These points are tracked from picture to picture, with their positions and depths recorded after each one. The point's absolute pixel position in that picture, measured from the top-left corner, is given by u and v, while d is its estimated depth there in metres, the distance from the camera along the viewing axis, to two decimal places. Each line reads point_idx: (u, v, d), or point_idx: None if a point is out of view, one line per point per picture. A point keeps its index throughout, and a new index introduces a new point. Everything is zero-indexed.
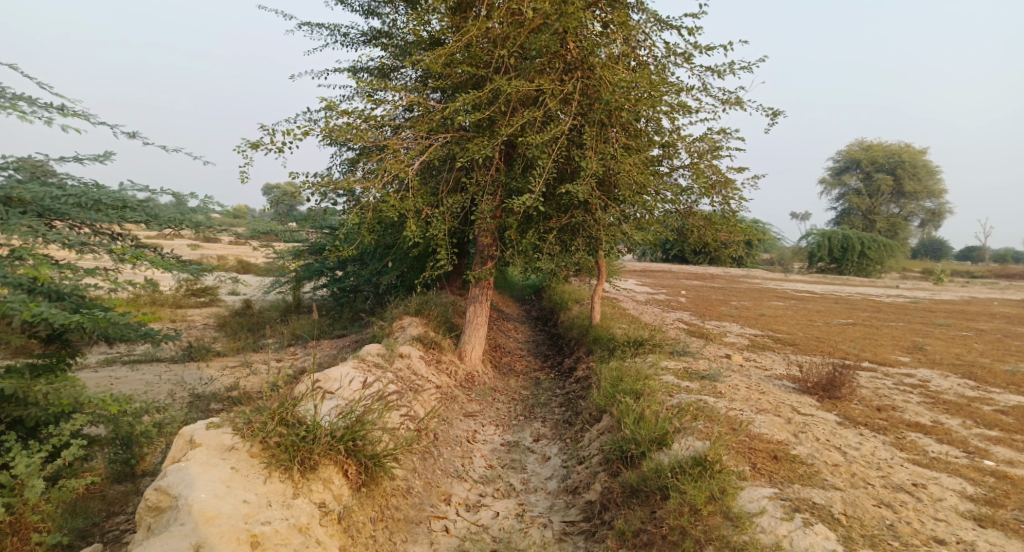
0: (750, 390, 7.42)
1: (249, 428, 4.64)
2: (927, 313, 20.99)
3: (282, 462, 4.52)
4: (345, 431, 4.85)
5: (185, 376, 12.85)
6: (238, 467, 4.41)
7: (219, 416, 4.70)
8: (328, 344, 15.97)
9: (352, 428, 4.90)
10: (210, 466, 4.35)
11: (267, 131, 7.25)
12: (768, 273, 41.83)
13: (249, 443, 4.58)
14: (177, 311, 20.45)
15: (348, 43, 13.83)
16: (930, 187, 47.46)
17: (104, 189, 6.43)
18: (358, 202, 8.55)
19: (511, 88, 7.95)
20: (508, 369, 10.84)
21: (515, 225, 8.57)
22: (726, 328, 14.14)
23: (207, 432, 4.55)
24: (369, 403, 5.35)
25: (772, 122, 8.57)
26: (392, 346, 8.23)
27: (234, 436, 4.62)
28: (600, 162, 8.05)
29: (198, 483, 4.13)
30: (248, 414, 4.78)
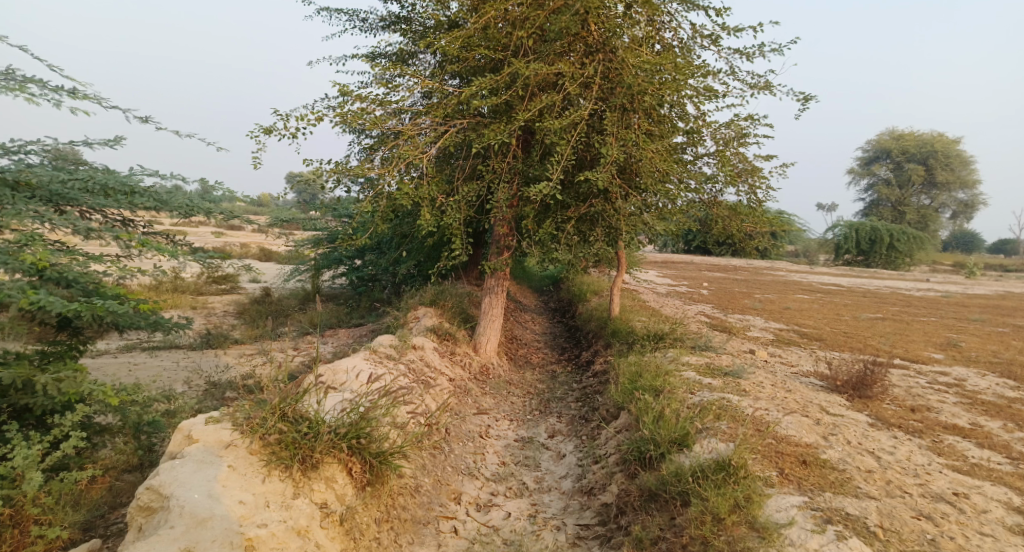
0: (775, 387, 7.11)
1: (249, 424, 4.50)
2: (960, 308, 20.29)
3: (282, 460, 4.38)
4: (349, 427, 4.68)
5: (203, 363, 12.87)
6: (236, 465, 4.27)
7: (219, 411, 4.58)
8: (345, 333, 15.90)
9: (356, 425, 4.74)
10: (206, 463, 4.22)
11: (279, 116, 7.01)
12: (792, 265, 41.04)
13: (248, 440, 4.44)
14: (198, 298, 20.59)
15: (367, 29, 13.62)
16: (964, 178, 46.07)
17: (114, 174, 6.31)
18: (373, 188, 8.34)
19: (530, 72, 7.67)
20: (525, 362, 10.62)
21: (532, 214, 8.33)
22: (751, 322, 13.76)
23: (205, 428, 4.43)
24: (376, 399, 5.19)
25: (803, 107, 8.19)
26: (405, 338, 8.06)
27: (233, 433, 4.49)
28: (621, 149, 7.75)
29: (190, 484, 4.00)
30: (249, 409, 4.65)
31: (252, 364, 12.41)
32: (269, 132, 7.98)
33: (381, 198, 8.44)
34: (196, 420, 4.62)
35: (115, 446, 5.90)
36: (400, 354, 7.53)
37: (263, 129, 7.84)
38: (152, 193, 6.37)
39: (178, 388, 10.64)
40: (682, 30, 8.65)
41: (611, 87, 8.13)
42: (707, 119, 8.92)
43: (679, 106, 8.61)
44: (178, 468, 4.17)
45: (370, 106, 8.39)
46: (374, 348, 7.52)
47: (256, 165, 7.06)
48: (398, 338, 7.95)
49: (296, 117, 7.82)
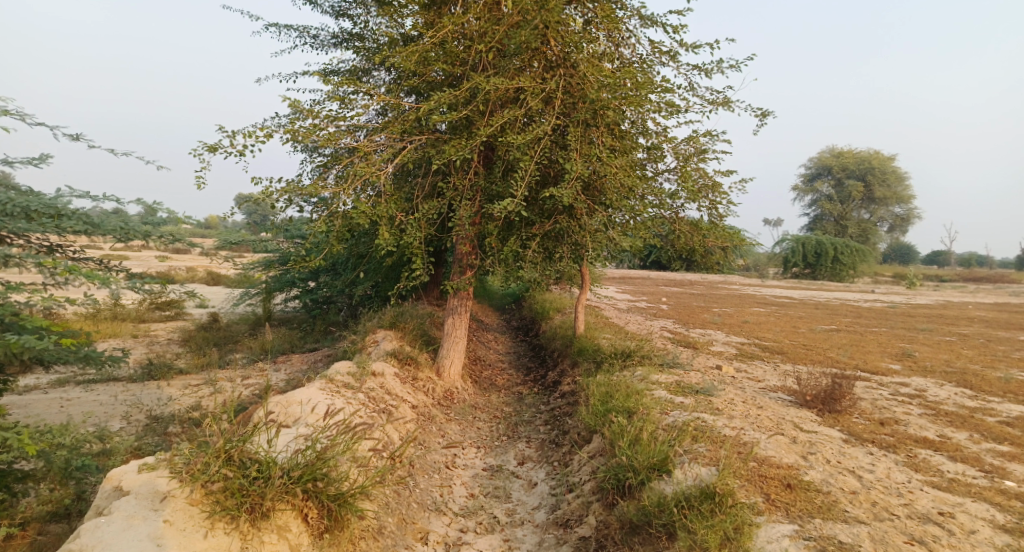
0: (746, 405, 6.99)
1: (189, 470, 4.02)
2: (907, 318, 20.89)
3: (227, 510, 3.95)
4: (304, 469, 4.27)
5: (144, 395, 12.11)
6: (173, 519, 3.81)
7: (155, 456, 4.15)
8: (299, 359, 15.27)
9: (313, 465, 4.33)
10: (138, 519, 3.79)
11: (225, 134, 6.81)
12: (744, 279, 41.97)
13: (188, 488, 3.98)
14: (140, 326, 19.57)
15: (318, 46, 13.28)
16: (900, 193, 48.18)
17: (42, 195, 5.85)
18: (328, 208, 7.97)
19: (490, 86, 7.46)
20: (489, 384, 10.29)
21: (495, 232, 8.09)
22: (712, 337, 13.79)
23: (137, 477, 4.02)
24: (336, 434, 4.80)
25: (761, 122, 8.23)
26: (365, 364, 7.65)
27: (171, 480, 4.05)
28: (586, 164, 7.60)
29: (116, 546, 3.58)
30: (190, 452, 4.20)
31: (198, 395, 11.73)
32: (213, 150, 7.61)
33: (336, 217, 8.06)
34: (131, 467, 4.21)
35: (40, 495, 5.34)
36: (359, 380, 7.14)
37: (207, 146, 7.49)
38: (85, 214, 5.90)
39: (117, 424, 9.93)
40: (642, 46, 8.63)
41: (573, 102, 8.01)
42: (668, 134, 8.89)
43: (641, 121, 8.55)
44: (105, 526, 3.73)
45: (323, 121, 8.05)
46: (332, 376, 7.10)
47: (201, 187, 6.91)
48: (356, 364, 7.55)
49: (242, 134, 7.42)
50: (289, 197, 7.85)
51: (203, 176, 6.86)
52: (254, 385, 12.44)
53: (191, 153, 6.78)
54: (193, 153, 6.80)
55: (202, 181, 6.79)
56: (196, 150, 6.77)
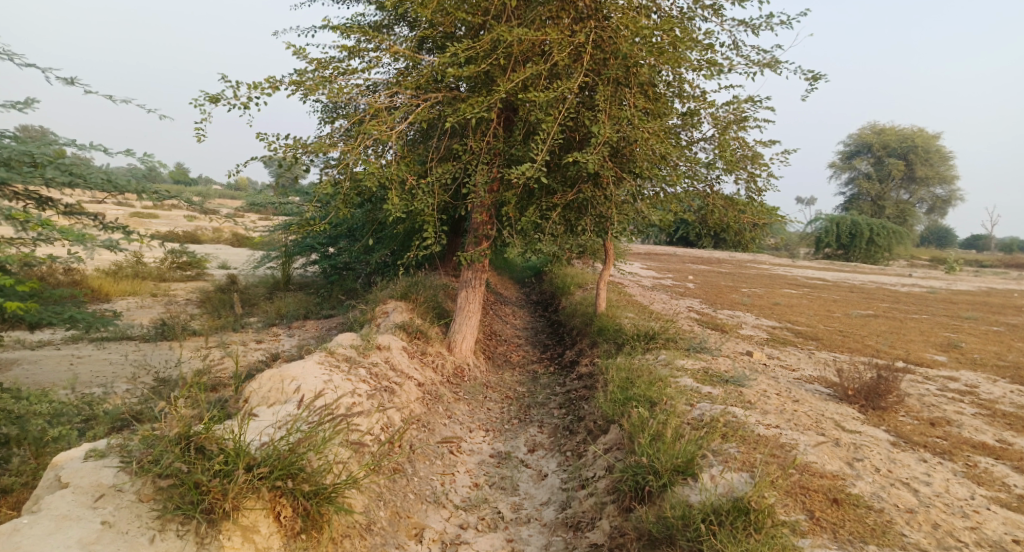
0: (781, 398, 6.37)
1: (139, 463, 3.77)
2: (950, 305, 19.76)
3: (182, 509, 3.62)
4: (276, 463, 3.87)
5: (154, 356, 11.90)
6: (112, 521, 3.55)
7: (104, 447, 3.96)
8: (313, 326, 14.97)
9: (287, 459, 3.93)
10: (71, 519, 3.50)
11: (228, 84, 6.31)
12: (773, 259, 40.74)
13: (138, 483, 3.72)
14: (160, 286, 19.48)
15: (339, 0, 12.67)
16: (943, 174, 46.08)
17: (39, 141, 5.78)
18: (333, 171, 7.44)
19: (513, 37, 6.78)
20: (504, 362, 9.80)
21: (513, 200, 7.49)
22: (741, 319, 13.06)
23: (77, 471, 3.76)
24: (320, 420, 4.37)
25: (811, 87, 7.38)
26: (370, 336, 7.20)
27: (116, 476, 3.80)
28: (615, 128, 6.92)
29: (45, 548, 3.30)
30: (146, 441, 3.88)
31: (208, 360, 11.47)
32: (215, 101, 7.18)
33: (342, 179, 7.52)
34: (72, 461, 3.95)
35: (13, 466, 5.00)
36: (363, 355, 6.70)
37: (209, 97, 7.09)
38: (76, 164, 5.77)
39: (122, 386, 9.70)
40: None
41: (605, 57, 7.29)
42: (706, 98, 8.14)
43: (677, 81, 7.80)
44: (32, 526, 3.43)
45: (333, 74, 7.47)
46: (334, 348, 6.66)
47: (203, 140, 6.39)
48: (361, 336, 7.09)
49: (246, 86, 6.96)
50: (295, 157, 7.35)
51: (203, 129, 6.46)
52: (264, 352, 12.14)
53: (191, 103, 6.36)
54: (194, 103, 6.43)
55: (201, 133, 6.38)
56: (197, 100, 6.38)
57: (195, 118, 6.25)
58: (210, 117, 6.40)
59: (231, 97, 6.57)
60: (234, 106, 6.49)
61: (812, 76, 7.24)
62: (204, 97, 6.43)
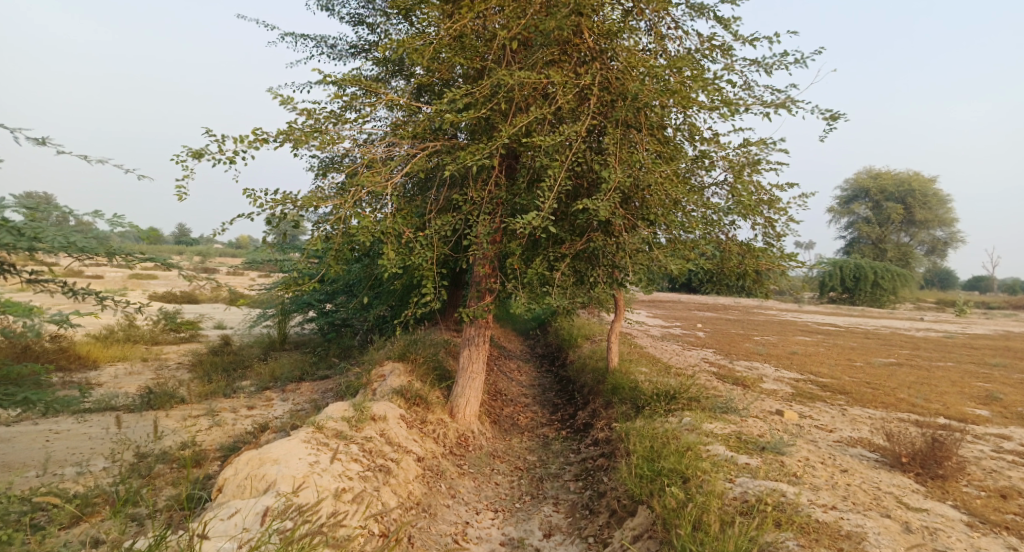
0: (827, 469, 5.66)
1: None
2: (970, 350, 18.97)
3: None
4: None
5: (137, 427, 11.15)
6: None
7: None
8: (309, 389, 14.22)
9: None
10: None
11: (214, 139, 5.88)
12: (778, 305, 40.14)
13: None
14: (152, 349, 18.82)
15: (335, 56, 12.51)
16: (943, 216, 45.90)
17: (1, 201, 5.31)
18: (323, 226, 6.93)
19: (514, 80, 6.34)
20: (511, 425, 9.06)
21: (518, 252, 6.93)
22: (760, 371, 12.33)
23: None
24: (296, 528, 3.73)
25: (831, 125, 6.91)
26: (364, 405, 6.53)
27: None
28: (626, 172, 6.41)
29: None
30: None
31: (195, 431, 10.73)
32: (198, 155, 6.75)
33: (333, 235, 6.99)
34: None
35: None
36: (356, 428, 6.02)
37: (192, 152, 6.68)
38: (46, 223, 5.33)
39: (99, 464, 8.94)
40: (690, 38, 7.47)
41: (612, 98, 6.81)
42: (718, 141, 7.67)
43: (688, 123, 7.34)
44: None
45: (325, 124, 7.02)
46: (325, 421, 6.00)
47: (184, 197, 5.86)
48: (354, 404, 6.43)
49: (231, 139, 6.53)
50: (284, 211, 6.86)
51: (183, 186, 5.91)
52: (256, 420, 11.39)
53: (172, 159, 5.87)
54: (175, 160, 5.92)
55: (180, 191, 5.83)
56: (179, 156, 5.86)
57: (174, 176, 5.68)
58: (192, 174, 5.84)
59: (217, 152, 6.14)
60: (219, 161, 5.98)
61: (831, 114, 6.75)
62: (186, 152, 5.97)
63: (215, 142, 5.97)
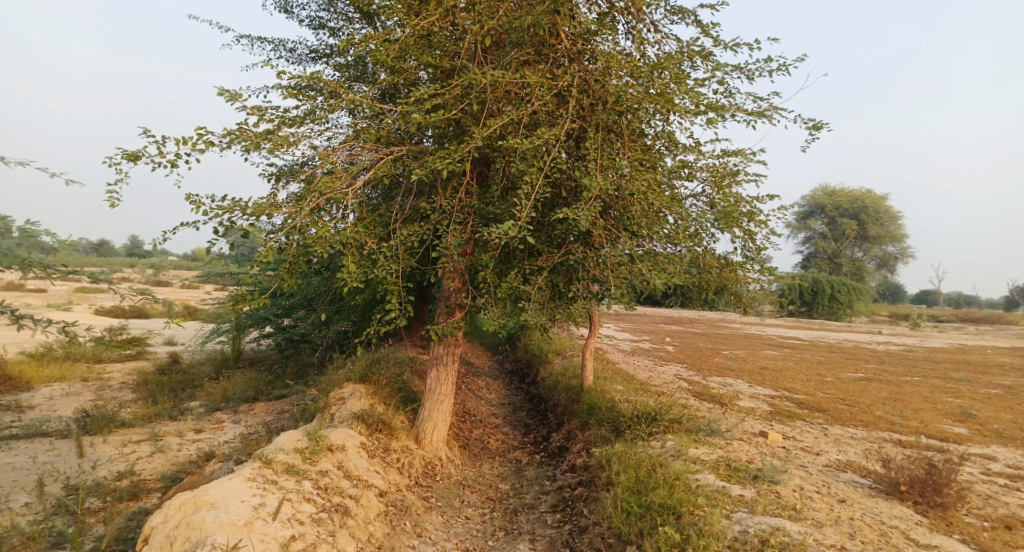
0: (824, 499, 5.28)
1: None
2: (932, 365, 19.13)
3: None
4: None
5: (70, 454, 10.21)
6: None
7: None
8: (263, 410, 13.37)
9: None
10: None
11: (152, 139, 5.68)
12: (740, 318, 40.50)
13: None
14: (94, 368, 17.62)
15: (294, 60, 11.93)
16: (895, 232, 47.19)
17: None
18: (277, 235, 6.29)
19: (487, 79, 5.87)
20: (482, 449, 8.49)
21: (491, 265, 6.42)
22: (734, 388, 12.05)
23: None
24: None
25: (814, 136, 6.63)
26: (320, 433, 5.90)
27: None
28: (608, 179, 5.98)
29: None
30: None
31: (135, 459, 9.87)
32: (133, 157, 6.07)
33: (285, 245, 6.35)
34: None
35: None
36: (310, 462, 5.40)
37: (127, 154, 6.01)
38: None
39: (22, 499, 8.05)
40: (669, 42, 7.14)
41: (592, 102, 6.39)
42: (698, 151, 7.32)
43: (668, 131, 6.98)
44: None
45: (279, 125, 6.44)
46: (275, 453, 5.37)
47: (116, 205, 5.68)
48: (308, 432, 5.79)
49: (173, 141, 6.09)
50: (230, 219, 6.23)
51: (116, 193, 5.69)
52: (203, 446, 10.55)
53: (105, 164, 5.68)
54: (109, 166, 5.76)
55: (114, 198, 5.65)
56: (113, 160, 5.70)
57: (106, 182, 5.53)
58: (126, 178, 5.68)
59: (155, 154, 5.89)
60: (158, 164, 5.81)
61: (815, 124, 6.45)
62: (120, 157, 5.82)
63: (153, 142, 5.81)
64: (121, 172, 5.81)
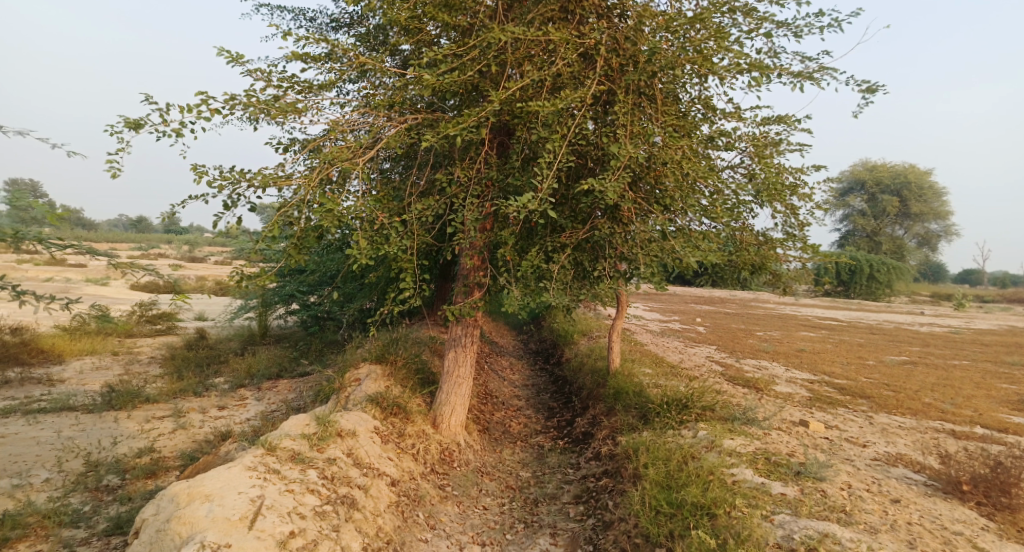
0: (876, 499, 4.81)
1: None
2: (980, 348, 18.15)
3: None
4: None
5: (93, 430, 10.20)
6: None
7: None
8: (286, 387, 13.25)
9: None
10: None
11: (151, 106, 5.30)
12: (773, 298, 39.38)
13: None
14: (123, 343, 17.76)
15: (313, 30, 11.56)
16: (939, 209, 45.26)
17: None
18: (286, 209, 5.96)
19: (506, 36, 5.35)
20: (503, 433, 8.16)
21: (511, 241, 5.98)
22: (769, 371, 11.47)
23: None
24: None
25: (868, 100, 5.99)
26: (330, 418, 5.62)
27: None
28: (638, 147, 5.46)
29: None
30: None
31: (157, 436, 9.79)
32: (136, 125, 5.74)
33: (295, 220, 6.01)
34: None
35: None
36: (318, 450, 5.13)
37: (128, 122, 5.69)
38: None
39: (41, 474, 7.99)
40: None
41: (622, 62, 5.85)
42: (738, 117, 6.72)
43: (705, 95, 6.41)
44: None
45: (289, 91, 6.03)
46: (281, 440, 5.10)
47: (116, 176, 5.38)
48: (318, 417, 5.51)
49: (176, 108, 5.73)
50: (236, 191, 5.90)
51: (116, 163, 5.42)
52: (224, 423, 10.43)
53: (106, 133, 5.36)
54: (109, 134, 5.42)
55: (115, 168, 5.28)
56: (112, 127, 5.27)
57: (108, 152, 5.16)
58: (128, 148, 5.31)
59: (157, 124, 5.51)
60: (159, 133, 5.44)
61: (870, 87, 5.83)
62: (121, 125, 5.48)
63: (156, 111, 5.50)
64: (123, 142, 5.55)
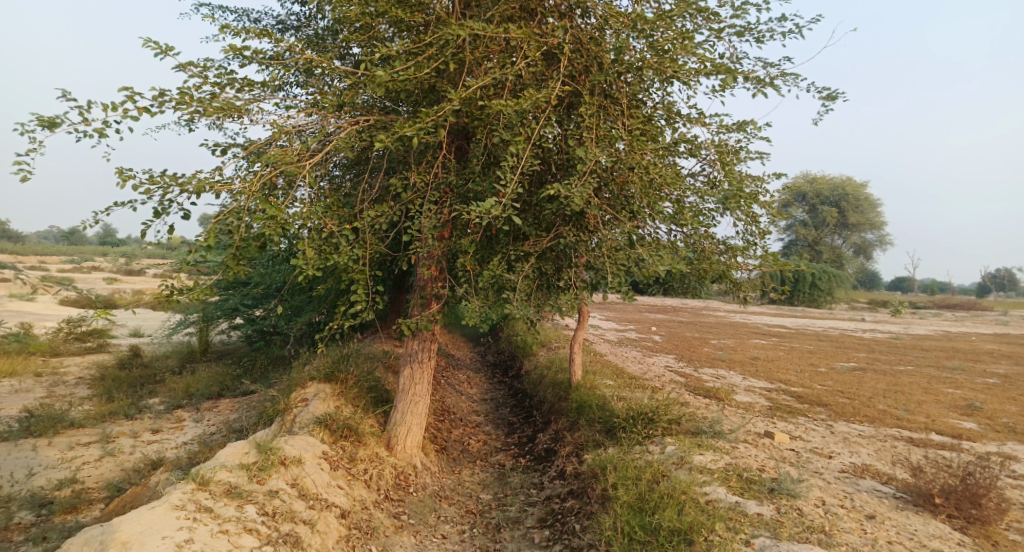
0: (851, 515, 4.65)
1: None
2: (923, 353, 18.70)
3: None
4: None
5: (10, 460, 9.30)
6: None
7: None
8: (228, 407, 12.48)
9: None
10: None
11: (66, 102, 4.76)
12: (723, 306, 40.14)
13: None
14: (49, 362, 16.53)
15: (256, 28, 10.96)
16: (876, 220, 47.16)
17: None
18: (224, 216, 5.45)
19: (464, 31, 5.02)
20: (461, 453, 7.77)
21: (471, 250, 5.64)
22: (728, 381, 11.43)
23: None
24: None
25: (830, 107, 5.91)
26: (273, 444, 5.15)
27: None
28: (604, 152, 5.21)
29: None
30: None
31: (81, 465, 8.98)
32: (51, 124, 5.15)
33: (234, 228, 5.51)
34: None
35: None
36: (259, 482, 4.66)
37: (42, 120, 5.10)
38: None
39: None
40: None
41: (587, 63, 5.62)
42: (702, 123, 6.56)
43: (668, 100, 6.23)
44: None
45: (226, 89, 5.51)
46: (217, 472, 4.61)
47: (29, 179, 4.81)
48: (259, 444, 5.03)
49: (97, 105, 5.17)
50: (167, 196, 5.37)
51: (27, 165, 4.83)
52: (158, 448, 9.67)
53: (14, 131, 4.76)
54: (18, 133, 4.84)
55: (25, 172, 4.73)
56: (21, 125, 4.71)
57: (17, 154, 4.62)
58: (41, 148, 4.76)
59: (75, 122, 4.96)
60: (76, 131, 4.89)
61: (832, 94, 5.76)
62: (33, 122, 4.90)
63: (74, 107, 4.93)
64: (35, 143, 4.96)
